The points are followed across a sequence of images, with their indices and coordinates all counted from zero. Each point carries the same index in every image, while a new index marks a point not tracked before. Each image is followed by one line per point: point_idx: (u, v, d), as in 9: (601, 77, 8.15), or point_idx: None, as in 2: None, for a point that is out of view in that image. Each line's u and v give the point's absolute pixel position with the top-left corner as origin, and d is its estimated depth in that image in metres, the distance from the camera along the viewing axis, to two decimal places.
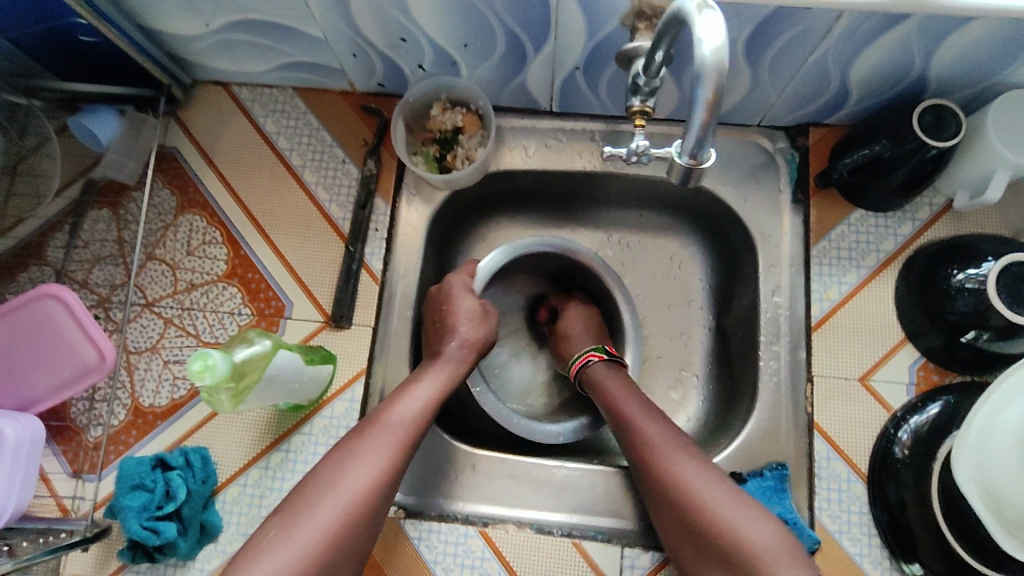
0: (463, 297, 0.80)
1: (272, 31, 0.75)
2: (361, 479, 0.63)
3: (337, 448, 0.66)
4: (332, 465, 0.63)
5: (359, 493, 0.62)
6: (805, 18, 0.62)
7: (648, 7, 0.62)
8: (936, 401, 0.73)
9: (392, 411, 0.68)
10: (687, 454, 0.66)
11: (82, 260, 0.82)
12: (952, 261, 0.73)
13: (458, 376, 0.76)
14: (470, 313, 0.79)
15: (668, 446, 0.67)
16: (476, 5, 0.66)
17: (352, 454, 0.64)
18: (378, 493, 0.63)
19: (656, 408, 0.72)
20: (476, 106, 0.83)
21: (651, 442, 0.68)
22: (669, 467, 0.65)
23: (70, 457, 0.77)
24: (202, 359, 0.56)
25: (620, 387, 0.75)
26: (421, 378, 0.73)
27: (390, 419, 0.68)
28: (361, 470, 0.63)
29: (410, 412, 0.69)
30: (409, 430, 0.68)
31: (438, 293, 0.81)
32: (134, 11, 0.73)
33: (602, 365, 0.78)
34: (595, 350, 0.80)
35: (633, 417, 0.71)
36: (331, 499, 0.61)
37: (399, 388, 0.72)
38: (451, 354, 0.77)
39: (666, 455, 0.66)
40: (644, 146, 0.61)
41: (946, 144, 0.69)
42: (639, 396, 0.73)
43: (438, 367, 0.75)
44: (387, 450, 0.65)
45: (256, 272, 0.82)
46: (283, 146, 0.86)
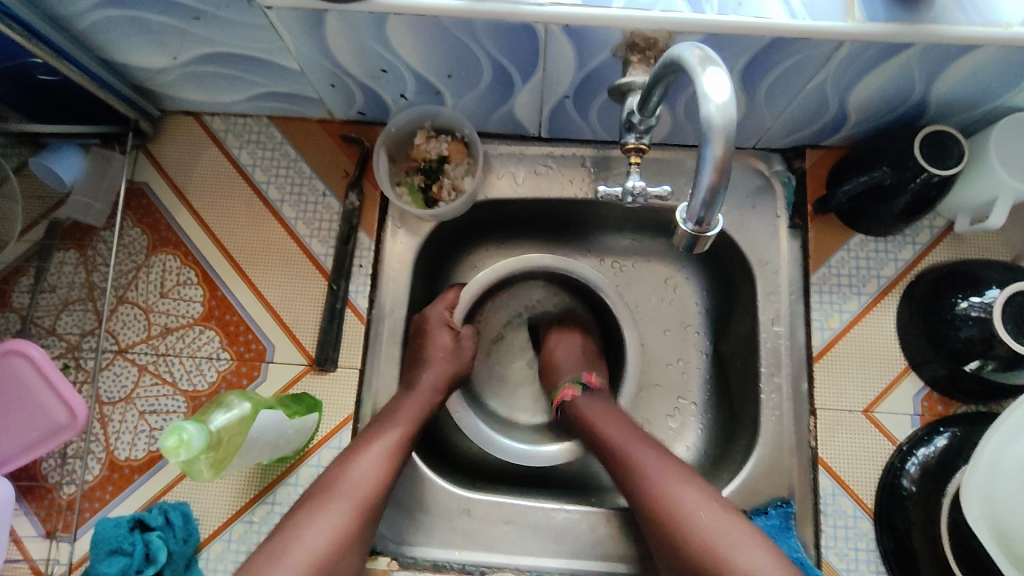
0: (438, 330, 0.77)
1: (242, 63, 0.71)
2: (340, 516, 0.61)
3: (316, 485, 0.64)
4: (314, 502, 0.62)
5: (339, 529, 0.61)
6: (802, 47, 0.59)
7: (640, 38, 0.60)
8: (943, 433, 0.71)
9: (373, 444, 0.67)
10: (673, 476, 0.64)
11: (49, 307, 0.78)
12: (954, 289, 0.71)
13: (432, 409, 0.73)
14: (445, 348, 0.76)
15: (664, 473, 0.64)
16: (458, 37, 0.62)
17: (332, 490, 0.63)
18: (357, 530, 0.62)
19: (641, 432, 0.70)
20: (461, 134, 0.80)
21: (645, 468, 0.65)
22: (657, 489, 0.63)
23: (43, 516, 0.73)
24: (176, 435, 0.53)
25: (602, 414, 0.72)
26: (399, 409, 0.71)
27: (369, 452, 0.66)
28: (339, 508, 0.62)
29: (389, 445, 0.67)
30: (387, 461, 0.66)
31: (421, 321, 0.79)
32: (96, 46, 0.69)
33: (581, 398, 0.75)
34: (569, 386, 0.77)
35: (618, 439, 0.68)
36: (313, 535, 0.60)
37: (379, 420, 0.70)
38: (426, 387, 0.74)
39: (663, 481, 0.64)
40: (641, 188, 0.59)
41: (949, 172, 0.67)
42: (624, 422, 0.71)
43: (415, 398, 0.73)
44: (369, 482, 0.64)
45: (234, 314, 0.79)
46: (260, 180, 0.82)
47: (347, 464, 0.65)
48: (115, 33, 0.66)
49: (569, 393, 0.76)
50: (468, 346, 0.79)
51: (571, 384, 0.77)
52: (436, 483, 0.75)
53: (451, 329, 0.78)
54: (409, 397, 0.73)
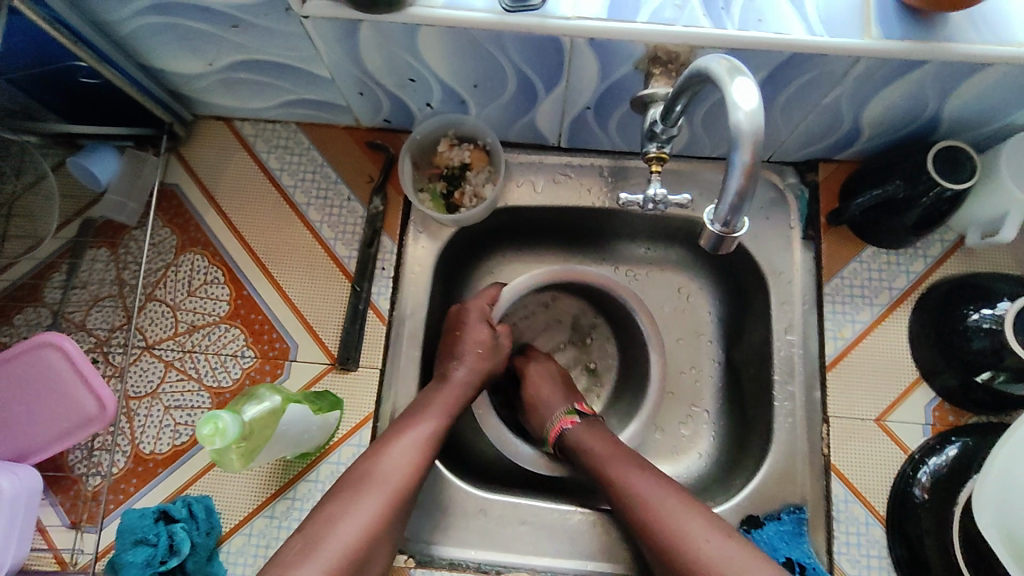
0: (477, 325, 0.79)
1: (276, 70, 0.74)
2: (374, 507, 0.63)
3: (347, 478, 0.65)
4: (348, 493, 0.63)
5: (372, 520, 0.62)
6: (819, 63, 0.61)
7: (662, 52, 0.62)
8: (954, 443, 0.72)
9: (403, 438, 0.68)
10: (682, 510, 0.64)
11: (79, 302, 0.80)
12: (965, 301, 0.72)
13: (463, 404, 0.75)
14: (482, 344, 0.78)
15: (663, 502, 0.65)
16: (487, 48, 0.65)
17: (365, 482, 0.64)
18: (389, 523, 0.63)
19: (645, 464, 0.70)
20: (483, 143, 0.82)
21: (645, 500, 0.66)
22: (665, 527, 0.63)
23: (68, 507, 0.75)
24: (212, 423, 0.56)
25: (602, 445, 0.73)
26: (428, 405, 0.72)
27: (401, 446, 0.68)
28: (373, 500, 0.63)
29: (418, 440, 0.69)
30: (421, 450, 0.68)
31: (457, 316, 0.80)
32: (136, 52, 0.72)
33: (577, 428, 0.77)
34: (567, 416, 0.78)
35: (623, 475, 0.69)
36: (348, 525, 0.61)
37: (406, 417, 0.71)
38: (458, 382, 0.76)
39: (665, 511, 0.64)
40: (661, 194, 0.62)
41: (962, 186, 0.68)
42: (626, 455, 0.71)
43: (445, 391, 0.74)
44: (409, 467, 0.66)
45: (259, 313, 0.81)
46: (287, 183, 0.85)
47: (378, 458, 0.67)
48: (156, 39, 0.69)
49: (569, 421, 0.78)
50: (504, 343, 0.82)
51: (569, 413, 0.79)
52: (453, 482, 0.76)
53: (489, 325, 0.80)
54: (441, 391, 0.74)
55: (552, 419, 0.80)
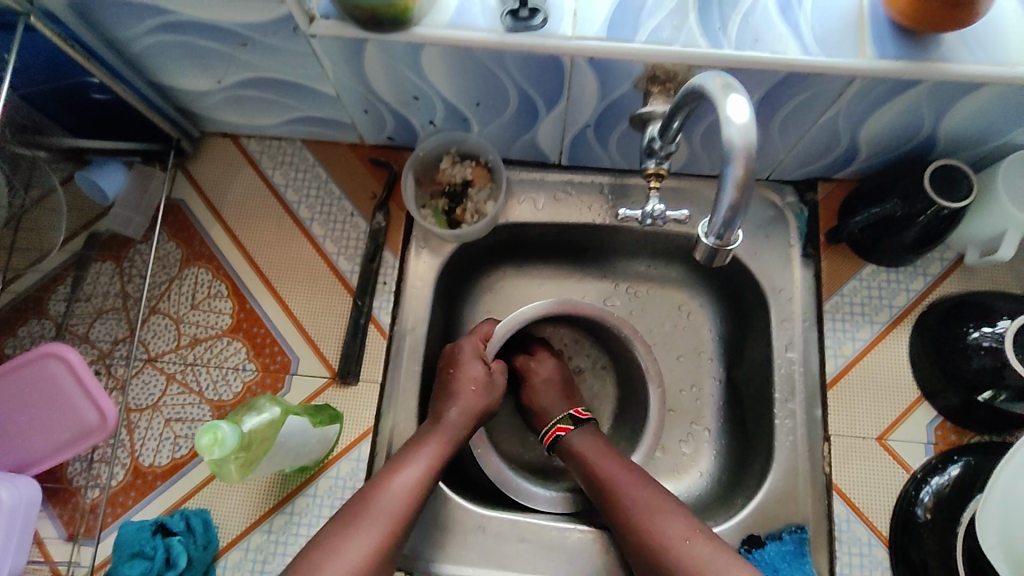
0: (472, 362, 0.79)
1: (283, 88, 0.75)
2: (363, 548, 0.62)
3: (341, 513, 0.65)
4: (339, 531, 0.63)
5: (361, 561, 0.62)
6: (815, 82, 0.62)
7: (661, 71, 0.63)
8: (956, 462, 0.72)
9: (396, 475, 0.67)
10: (672, 514, 0.66)
11: (83, 314, 0.81)
12: (966, 319, 0.72)
13: (459, 441, 0.74)
14: (476, 380, 0.78)
15: (657, 510, 0.67)
16: (489, 67, 0.66)
17: (357, 520, 0.64)
18: (379, 563, 0.63)
19: (638, 471, 0.72)
20: (485, 160, 0.83)
21: (639, 507, 0.67)
22: (657, 528, 0.65)
23: (66, 520, 0.75)
24: (211, 434, 0.57)
25: (598, 453, 0.74)
26: (423, 441, 0.71)
27: (393, 484, 0.67)
28: (363, 541, 0.63)
29: (412, 478, 0.68)
30: (413, 488, 0.67)
31: (450, 354, 0.80)
32: (147, 69, 0.73)
33: (575, 433, 0.77)
34: (559, 424, 0.79)
35: (617, 478, 0.70)
36: (337, 564, 0.61)
37: (404, 450, 0.71)
38: (452, 423, 0.74)
39: (655, 518, 0.66)
40: (660, 210, 0.62)
41: (959, 205, 0.68)
42: (622, 462, 0.72)
43: (439, 429, 0.73)
44: (404, 503, 0.66)
45: (261, 326, 0.81)
46: (292, 199, 0.86)
47: (371, 495, 0.66)
48: (165, 57, 0.71)
49: (562, 429, 0.78)
50: (498, 381, 0.81)
51: (562, 419, 0.80)
52: (452, 498, 0.75)
53: (482, 362, 0.80)
54: (439, 427, 0.74)
55: (548, 425, 0.81)
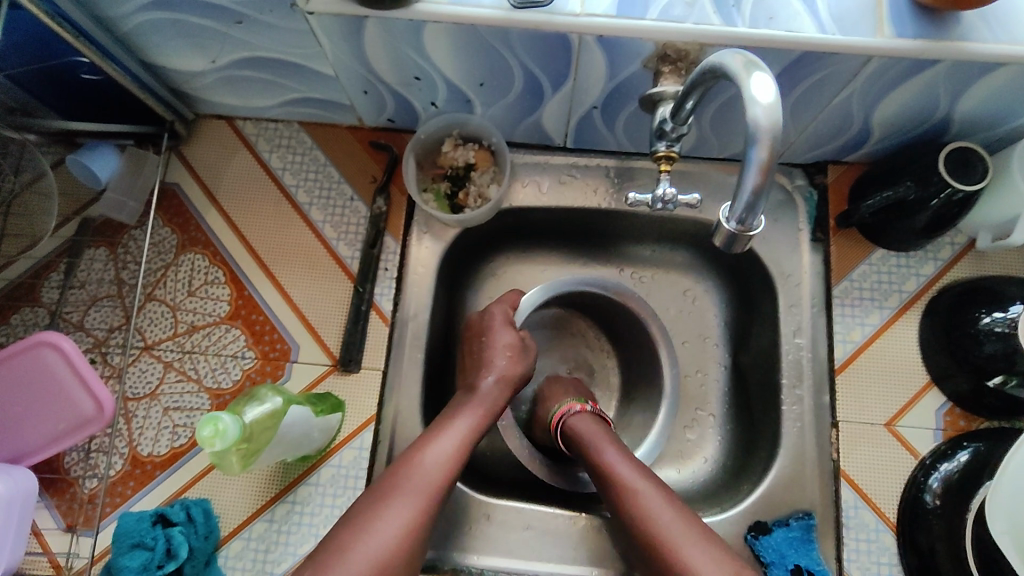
0: (503, 329, 0.77)
1: (280, 68, 0.73)
2: (399, 523, 0.60)
3: (370, 492, 0.63)
4: (368, 509, 0.61)
5: (396, 539, 0.59)
6: (830, 62, 0.61)
7: (672, 50, 0.61)
8: (965, 448, 0.71)
9: (426, 454, 0.65)
10: (647, 485, 0.66)
11: (77, 302, 0.79)
12: (978, 304, 0.71)
13: (492, 415, 0.73)
14: (511, 347, 0.76)
15: (632, 481, 0.66)
16: (494, 45, 0.64)
17: (390, 497, 0.62)
18: (410, 547, 0.60)
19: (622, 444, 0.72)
20: (488, 143, 0.81)
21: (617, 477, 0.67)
22: (630, 498, 0.65)
23: (63, 510, 0.73)
24: (212, 425, 0.56)
25: (585, 423, 0.75)
26: (453, 417, 0.70)
27: (424, 460, 0.65)
28: (398, 516, 0.60)
29: (444, 453, 0.66)
30: (444, 471, 0.65)
31: (479, 322, 0.79)
32: (139, 48, 0.71)
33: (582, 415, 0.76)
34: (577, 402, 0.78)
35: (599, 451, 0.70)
36: (366, 547, 0.58)
37: (433, 429, 0.69)
38: (487, 391, 0.74)
39: (630, 488, 0.66)
40: (671, 194, 0.61)
41: (973, 188, 0.67)
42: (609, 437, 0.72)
43: (470, 409, 0.71)
44: (435, 482, 0.64)
45: (260, 313, 0.79)
46: (289, 183, 0.84)
47: (403, 472, 0.64)
48: (157, 36, 0.68)
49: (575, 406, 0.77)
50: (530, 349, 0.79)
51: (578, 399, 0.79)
52: (457, 487, 0.75)
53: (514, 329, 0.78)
54: (470, 401, 0.72)
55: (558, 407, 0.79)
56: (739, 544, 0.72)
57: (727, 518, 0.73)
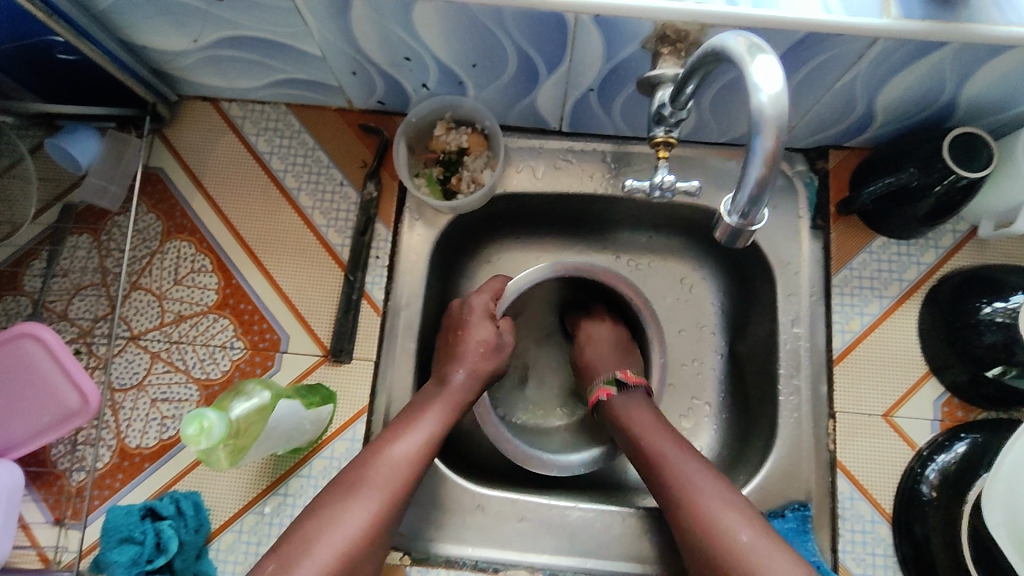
0: (480, 322, 0.75)
1: (264, 48, 0.70)
2: (362, 517, 0.60)
3: (337, 483, 0.63)
4: (334, 501, 0.61)
5: (358, 532, 0.59)
6: (835, 44, 0.58)
7: (672, 30, 0.59)
8: (963, 439, 0.71)
9: (394, 445, 0.65)
10: (716, 488, 0.62)
11: (61, 291, 0.77)
12: (979, 293, 0.70)
13: (463, 408, 0.72)
14: (485, 341, 0.75)
15: (702, 486, 0.62)
16: (485, 25, 0.61)
17: (355, 490, 0.61)
18: (374, 539, 0.60)
19: (682, 441, 0.68)
20: (481, 126, 0.79)
21: (687, 481, 0.63)
22: (698, 503, 0.61)
23: (51, 503, 0.72)
24: (198, 423, 0.54)
25: (644, 418, 0.71)
26: (426, 408, 0.69)
27: (393, 452, 0.64)
28: (360, 509, 0.60)
29: (413, 446, 0.65)
30: (412, 464, 0.64)
31: (458, 313, 0.78)
32: (115, 27, 0.68)
33: (613, 400, 0.74)
34: (603, 386, 0.76)
35: (668, 448, 0.66)
36: (329, 540, 0.58)
37: (404, 419, 0.68)
38: (458, 386, 0.72)
39: (699, 492, 0.62)
40: (670, 182, 0.59)
41: (977, 174, 0.65)
42: (666, 430, 0.69)
43: (442, 398, 0.71)
44: (403, 473, 0.64)
45: (249, 302, 0.78)
46: (277, 168, 0.81)
47: (370, 464, 0.63)
48: (134, 14, 0.65)
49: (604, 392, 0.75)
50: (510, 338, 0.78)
51: (606, 383, 0.76)
52: (450, 479, 0.74)
53: (491, 322, 0.76)
54: (443, 392, 0.71)
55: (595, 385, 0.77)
56: None
57: None
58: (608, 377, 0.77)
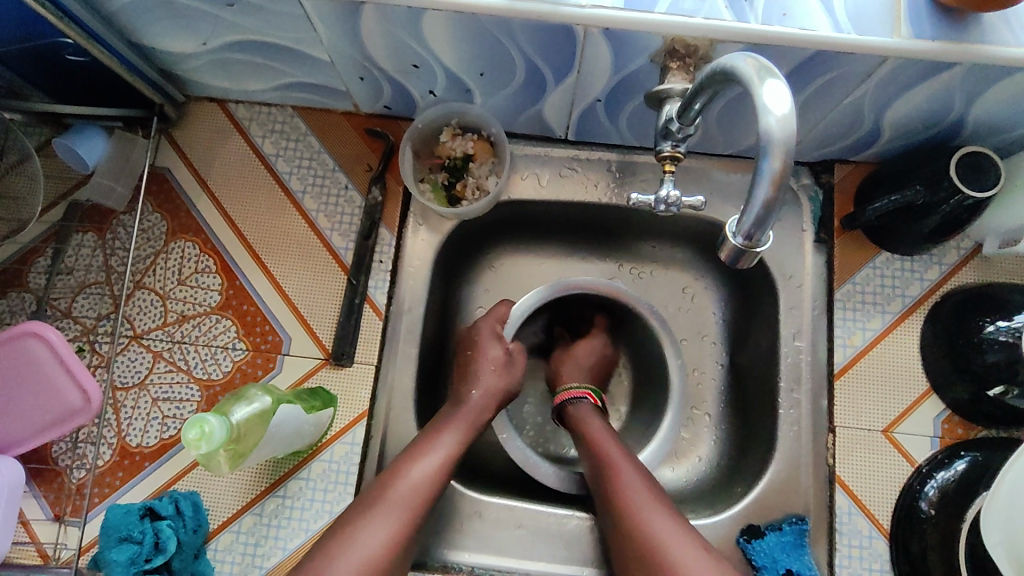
0: (490, 343, 0.76)
1: (274, 52, 0.70)
2: (382, 539, 0.60)
3: (357, 504, 0.63)
4: (353, 522, 0.61)
5: (379, 555, 0.59)
6: (844, 61, 0.58)
7: (680, 45, 0.59)
8: (963, 458, 0.71)
9: (414, 467, 0.65)
10: (651, 499, 0.64)
11: (65, 289, 0.78)
12: (983, 312, 0.70)
13: (480, 427, 0.72)
14: (496, 361, 0.75)
15: (642, 497, 0.64)
16: (494, 35, 0.61)
17: (374, 513, 0.61)
18: (393, 562, 0.60)
19: (633, 455, 0.69)
20: (487, 133, 0.79)
21: (626, 489, 0.65)
22: (632, 509, 0.63)
23: (51, 500, 0.73)
24: (199, 427, 0.55)
25: (597, 426, 0.73)
26: (444, 427, 0.69)
27: (413, 473, 0.64)
28: (380, 529, 0.60)
29: (432, 466, 0.65)
30: (430, 485, 0.64)
31: (468, 336, 0.78)
32: (125, 28, 0.68)
33: (589, 406, 0.75)
34: (588, 391, 0.77)
35: (612, 458, 0.68)
36: (349, 561, 0.58)
37: (422, 439, 0.68)
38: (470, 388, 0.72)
39: (638, 503, 0.63)
40: (675, 196, 0.59)
41: (984, 196, 0.65)
42: (616, 439, 0.71)
43: (460, 417, 0.71)
44: (422, 497, 0.64)
45: (252, 304, 0.78)
46: (282, 170, 0.81)
47: (389, 485, 0.64)
48: (144, 16, 0.65)
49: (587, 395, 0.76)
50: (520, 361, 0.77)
51: (593, 391, 0.78)
52: (449, 484, 0.74)
53: (502, 342, 0.76)
54: (457, 413, 0.71)
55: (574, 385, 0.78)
56: (732, 547, 0.72)
57: (721, 522, 0.73)
58: (595, 388, 0.79)
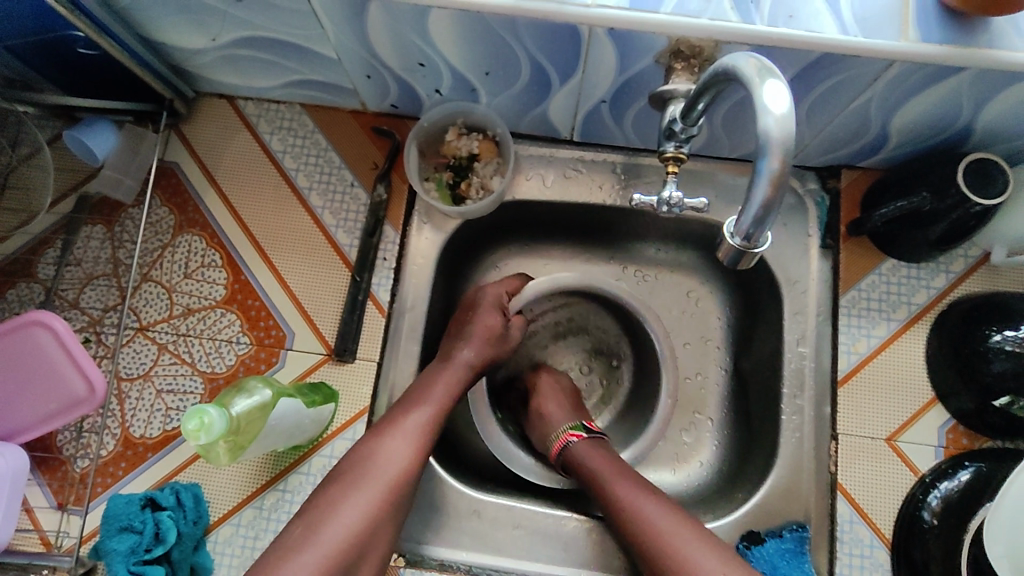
0: (489, 312, 0.76)
1: (282, 49, 0.71)
2: (372, 494, 0.60)
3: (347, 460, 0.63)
4: (343, 483, 0.61)
5: (369, 510, 0.59)
6: (851, 65, 0.58)
7: (685, 46, 0.59)
8: (966, 467, 0.70)
9: (401, 423, 0.65)
10: (683, 527, 0.61)
11: (73, 280, 0.79)
12: (989, 321, 0.69)
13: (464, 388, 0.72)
14: (491, 329, 0.75)
15: (675, 530, 0.61)
16: (500, 34, 0.61)
17: (362, 467, 0.62)
18: (384, 513, 0.60)
19: (648, 485, 0.67)
20: (493, 132, 0.79)
21: (653, 525, 0.62)
22: (663, 542, 0.60)
23: (54, 488, 0.74)
24: (198, 418, 0.55)
25: (602, 463, 0.70)
26: (429, 388, 0.69)
27: (400, 430, 0.64)
28: (371, 482, 0.61)
29: (418, 423, 0.65)
30: (418, 439, 0.65)
31: (471, 298, 0.79)
32: (136, 23, 0.69)
33: (580, 443, 0.74)
34: (571, 430, 0.75)
35: (628, 495, 0.65)
36: (341, 517, 0.58)
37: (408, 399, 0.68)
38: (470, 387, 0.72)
39: (670, 538, 0.60)
40: (677, 197, 0.59)
41: (991, 202, 0.64)
42: (627, 474, 0.68)
43: (446, 376, 0.71)
44: (408, 453, 0.63)
45: (256, 298, 0.79)
46: (289, 166, 0.82)
47: (378, 441, 0.64)
48: (154, 11, 0.66)
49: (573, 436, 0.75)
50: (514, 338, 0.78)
51: (573, 427, 0.76)
52: (448, 482, 0.74)
53: (502, 314, 0.77)
54: (443, 372, 0.71)
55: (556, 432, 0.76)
56: None
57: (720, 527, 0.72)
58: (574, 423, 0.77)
